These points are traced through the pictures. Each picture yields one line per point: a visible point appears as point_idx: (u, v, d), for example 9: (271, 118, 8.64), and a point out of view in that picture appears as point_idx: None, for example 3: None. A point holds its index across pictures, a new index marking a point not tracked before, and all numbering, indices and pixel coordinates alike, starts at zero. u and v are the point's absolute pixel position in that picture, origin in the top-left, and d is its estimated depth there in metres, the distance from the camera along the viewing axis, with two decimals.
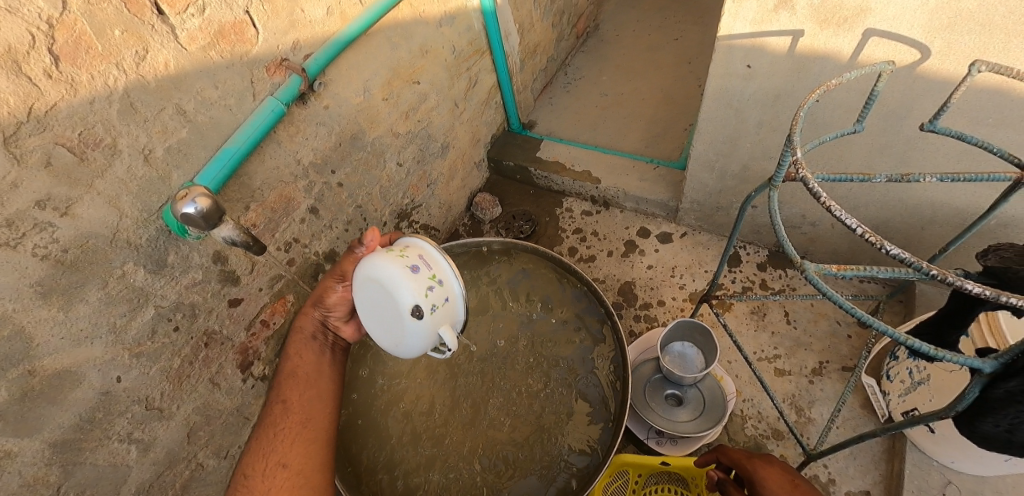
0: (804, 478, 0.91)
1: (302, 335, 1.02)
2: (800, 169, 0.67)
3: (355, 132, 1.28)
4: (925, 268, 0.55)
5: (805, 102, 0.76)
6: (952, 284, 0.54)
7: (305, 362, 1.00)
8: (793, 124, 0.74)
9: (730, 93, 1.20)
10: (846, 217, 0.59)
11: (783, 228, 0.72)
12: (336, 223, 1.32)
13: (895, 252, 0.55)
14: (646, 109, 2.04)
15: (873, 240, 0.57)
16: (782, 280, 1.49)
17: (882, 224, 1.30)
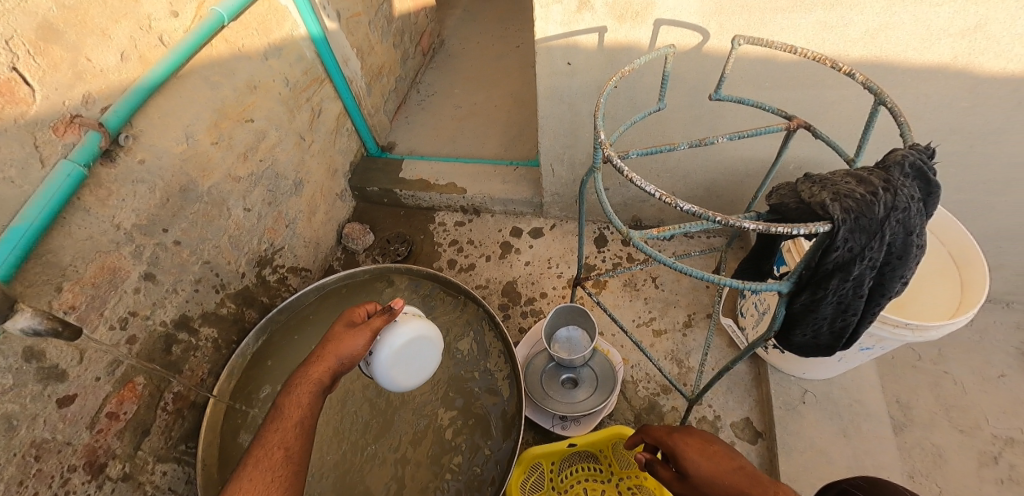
0: (721, 442, 0.86)
1: (317, 377, 0.89)
2: (605, 149, 0.73)
3: (184, 183, 1.17)
4: (712, 217, 0.64)
5: (605, 89, 0.83)
6: (735, 226, 0.63)
7: (294, 413, 0.85)
8: (598, 108, 0.80)
9: (560, 90, 1.29)
10: (645, 185, 0.67)
11: (609, 205, 0.81)
12: (182, 285, 1.20)
13: (687, 208, 0.63)
14: (500, 115, 2.11)
15: (668, 201, 0.65)
16: (645, 250, 1.62)
17: (711, 184, 1.48)
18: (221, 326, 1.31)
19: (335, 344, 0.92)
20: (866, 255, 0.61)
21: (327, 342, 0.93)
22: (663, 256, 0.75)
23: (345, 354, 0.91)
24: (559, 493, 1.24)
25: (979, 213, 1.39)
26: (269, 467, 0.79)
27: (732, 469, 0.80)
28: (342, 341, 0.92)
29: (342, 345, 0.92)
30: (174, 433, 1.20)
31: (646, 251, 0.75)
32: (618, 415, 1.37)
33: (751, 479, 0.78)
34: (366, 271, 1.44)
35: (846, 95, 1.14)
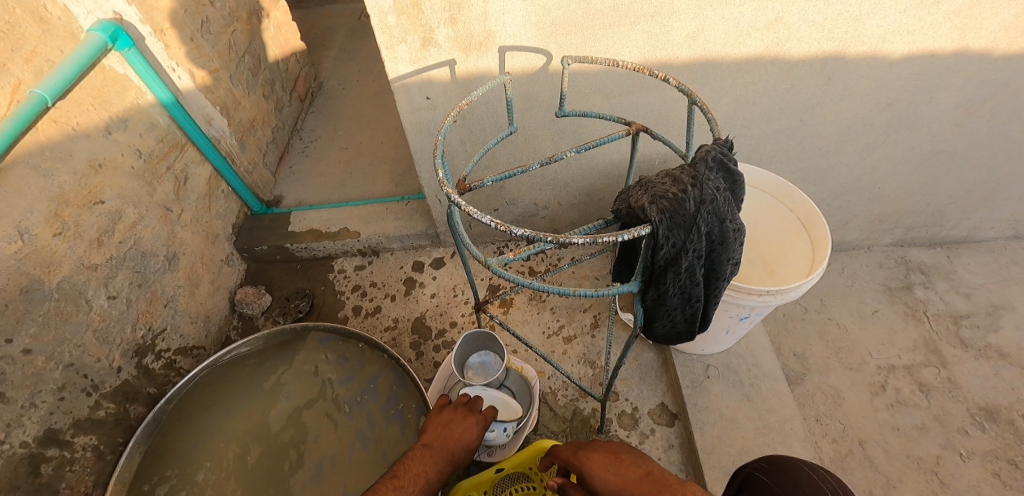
0: (627, 450, 0.91)
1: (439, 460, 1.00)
2: (444, 188, 0.80)
3: (25, 284, 1.06)
4: (546, 238, 0.71)
5: (445, 126, 0.90)
6: (567, 242, 0.71)
7: (418, 485, 0.94)
8: (437, 148, 0.87)
9: (426, 124, 1.31)
10: (482, 217, 0.73)
11: (467, 237, 0.89)
12: (42, 397, 1.08)
13: (519, 233, 0.71)
14: (388, 150, 2.10)
15: (502, 228, 0.72)
16: (544, 261, 1.67)
17: (591, 189, 1.56)
18: (101, 431, 1.20)
19: (458, 431, 1.05)
20: (690, 246, 0.67)
21: (452, 429, 1.05)
22: (523, 278, 0.84)
23: (463, 448, 1.04)
24: None
25: (822, 175, 1.56)
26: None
27: (639, 476, 0.84)
28: (465, 431, 1.06)
29: (465, 435, 1.05)
30: None
31: (506, 276, 0.84)
32: (543, 429, 1.39)
33: (656, 483, 0.81)
34: (261, 339, 1.38)
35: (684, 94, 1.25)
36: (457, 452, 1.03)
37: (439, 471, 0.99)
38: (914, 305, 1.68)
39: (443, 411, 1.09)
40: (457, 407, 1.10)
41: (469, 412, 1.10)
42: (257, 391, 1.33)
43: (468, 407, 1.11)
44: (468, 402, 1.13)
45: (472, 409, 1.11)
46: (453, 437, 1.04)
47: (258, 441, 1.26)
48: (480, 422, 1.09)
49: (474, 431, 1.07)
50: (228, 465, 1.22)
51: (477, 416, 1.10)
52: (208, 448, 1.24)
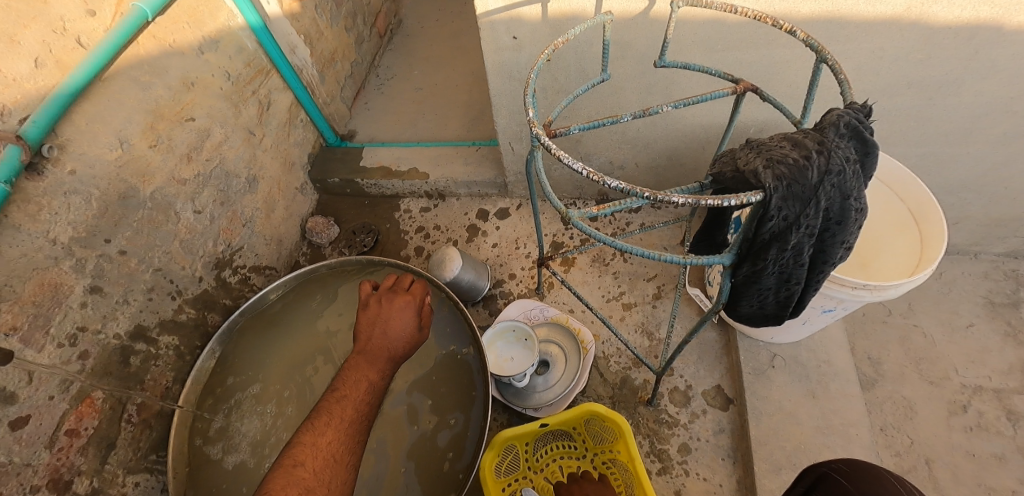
0: None
1: (372, 360, 1.00)
2: (533, 128, 0.75)
3: (122, 191, 1.12)
4: (641, 193, 0.65)
5: (538, 63, 0.84)
6: (664, 201, 0.65)
7: (360, 389, 0.96)
8: (528, 85, 0.81)
9: (509, 66, 1.25)
10: (573, 163, 0.68)
11: (548, 184, 0.83)
12: (133, 295, 1.16)
13: (613, 184, 0.65)
14: (461, 95, 2.05)
15: (596, 179, 0.66)
16: (612, 224, 1.61)
17: (673, 153, 1.46)
18: (182, 333, 1.29)
19: (389, 323, 1.03)
20: (803, 223, 0.62)
21: (382, 325, 1.03)
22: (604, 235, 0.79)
23: (399, 335, 1.03)
24: (534, 471, 1.27)
25: (942, 165, 1.38)
26: (342, 423, 0.90)
27: None
28: (395, 320, 1.04)
29: (396, 323, 1.04)
30: (140, 444, 1.19)
31: (587, 231, 0.79)
32: (591, 392, 1.38)
33: None
34: (328, 266, 1.43)
35: (808, 59, 1.12)
36: (394, 343, 1.02)
37: (383, 371, 1.00)
38: (1018, 324, 1.50)
39: (369, 309, 1.07)
40: (380, 300, 1.08)
41: (394, 300, 1.08)
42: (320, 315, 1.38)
43: (392, 296, 1.09)
44: (393, 290, 1.12)
45: (399, 296, 1.09)
46: (382, 329, 1.03)
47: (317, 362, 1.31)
48: (410, 304, 1.07)
49: (407, 317, 1.05)
50: (289, 378, 1.28)
51: (404, 300, 1.07)
52: (273, 364, 1.31)
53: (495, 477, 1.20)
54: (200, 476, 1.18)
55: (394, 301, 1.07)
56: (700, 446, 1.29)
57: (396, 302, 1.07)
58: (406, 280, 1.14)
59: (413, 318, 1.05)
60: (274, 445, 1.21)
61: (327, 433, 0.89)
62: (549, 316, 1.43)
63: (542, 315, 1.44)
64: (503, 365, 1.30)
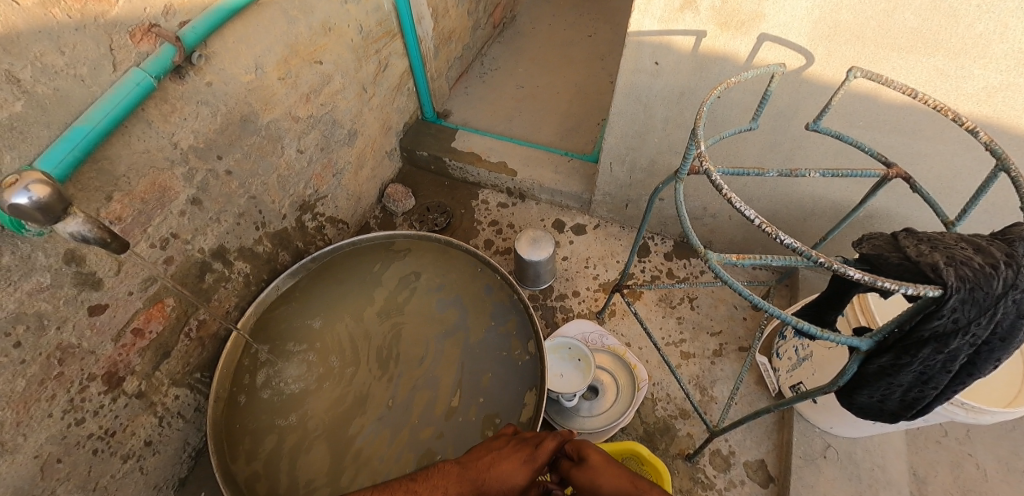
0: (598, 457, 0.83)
1: (454, 480, 0.81)
2: (702, 160, 0.70)
3: (245, 113, 1.14)
4: (813, 256, 0.60)
5: (709, 98, 0.80)
6: (837, 271, 0.59)
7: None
8: (699, 115, 0.77)
9: (640, 89, 1.23)
10: (744, 208, 0.64)
11: (688, 219, 0.78)
12: (225, 216, 1.18)
13: (786, 240, 0.60)
14: (560, 102, 2.05)
15: (769, 231, 0.62)
16: (686, 269, 1.58)
17: (772, 216, 1.42)
18: (255, 263, 1.31)
19: (504, 467, 0.82)
20: (970, 330, 0.60)
21: (494, 463, 0.83)
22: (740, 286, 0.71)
23: (500, 486, 0.80)
24: None
25: None
26: None
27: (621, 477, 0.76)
28: (511, 469, 0.82)
29: (510, 472, 0.81)
30: (190, 361, 1.23)
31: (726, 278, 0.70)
32: (630, 430, 1.34)
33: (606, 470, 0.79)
34: (405, 236, 1.43)
35: (985, 168, 1.07)
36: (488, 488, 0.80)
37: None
38: None
39: (501, 438, 0.91)
40: (516, 440, 0.89)
41: (528, 447, 0.86)
42: (384, 279, 1.37)
43: (529, 441, 0.88)
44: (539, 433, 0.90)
45: (539, 443, 0.86)
46: (490, 468, 0.82)
47: (370, 325, 1.29)
48: (536, 464, 0.83)
49: (523, 468, 0.82)
50: (341, 333, 1.28)
51: (533, 454, 0.84)
52: (330, 315, 1.30)
53: None
54: (241, 406, 1.19)
55: (524, 448, 0.86)
56: None
57: (528, 449, 0.85)
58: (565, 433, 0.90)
59: (524, 478, 0.81)
60: (312, 394, 1.20)
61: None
62: (608, 345, 1.40)
63: (601, 342, 1.41)
64: (553, 379, 1.28)
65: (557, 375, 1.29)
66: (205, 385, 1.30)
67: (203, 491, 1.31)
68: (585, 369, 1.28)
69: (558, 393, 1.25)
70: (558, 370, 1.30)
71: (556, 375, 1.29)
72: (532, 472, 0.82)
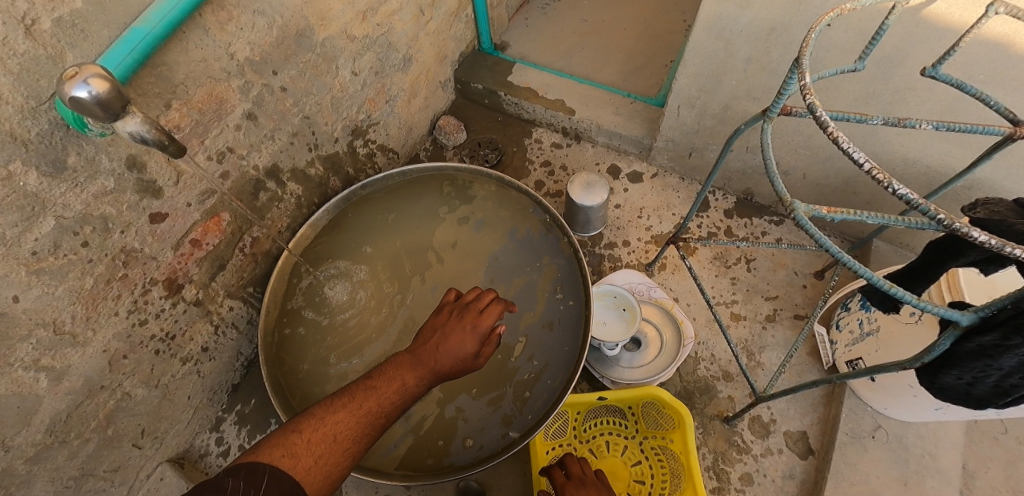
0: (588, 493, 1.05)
1: (409, 364, 0.86)
2: (807, 94, 0.61)
3: (301, 28, 1.10)
4: (934, 213, 0.51)
5: (819, 24, 0.69)
6: (956, 231, 0.51)
7: (393, 389, 0.82)
8: (805, 45, 0.67)
9: (724, 22, 1.10)
10: (855, 150, 0.54)
11: (774, 162, 0.68)
12: (279, 135, 1.17)
13: (902, 192, 0.51)
14: (627, 39, 1.89)
15: (881, 179, 0.53)
16: (747, 228, 1.49)
17: (853, 178, 1.29)
18: (306, 186, 1.32)
19: (453, 337, 0.88)
20: None
21: (443, 335, 0.88)
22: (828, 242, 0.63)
23: (455, 355, 0.86)
24: (580, 442, 1.24)
25: None
26: (358, 416, 0.78)
27: None
28: (459, 337, 0.88)
29: (459, 339, 0.87)
30: (244, 275, 1.27)
31: (813, 233, 0.63)
32: (669, 387, 1.32)
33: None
34: (455, 169, 1.39)
35: None
36: (446, 361, 0.86)
37: (420, 381, 0.85)
38: None
39: (441, 313, 0.94)
40: (455, 311, 0.93)
41: (469, 314, 0.91)
42: (431, 212, 1.35)
43: (467, 309, 0.92)
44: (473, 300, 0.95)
45: (477, 310, 0.92)
46: (438, 342, 0.87)
47: (416, 256, 1.30)
48: (481, 328, 0.89)
49: (469, 339, 0.88)
50: (388, 263, 1.29)
51: (476, 320, 0.90)
52: (378, 244, 1.31)
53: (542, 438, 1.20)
54: (290, 323, 1.23)
55: (469, 318, 0.91)
56: (763, 482, 1.22)
57: (471, 315, 0.91)
58: (495, 293, 0.96)
59: (474, 342, 0.88)
60: (358, 319, 1.23)
61: (331, 418, 0.76)
62: (655, 298, 1.36)
63: (648, 294, 1.36)
64: (596, 326, 1.25)
65: (601, 322, 1.26)
66: (258, 299, 1.35)
67: (254, 397, 1.41)
68: (632, 319, 1.24)
69: (601, 340, 1.22)
70: (602, 318, 1.26)
71: (600, 322, 1.25)
72: (481, 335, 0.89)
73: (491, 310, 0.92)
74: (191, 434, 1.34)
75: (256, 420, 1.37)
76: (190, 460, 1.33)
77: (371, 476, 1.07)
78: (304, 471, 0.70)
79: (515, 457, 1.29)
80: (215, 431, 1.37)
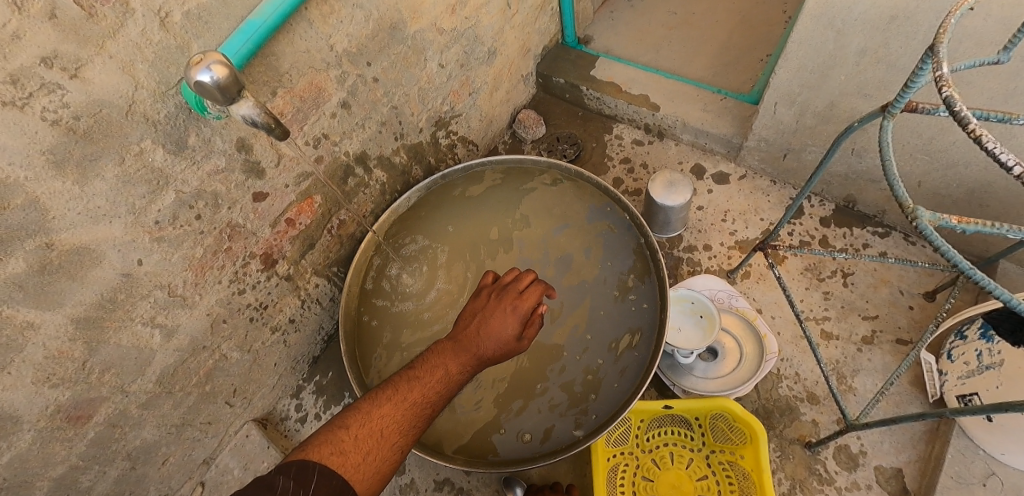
0: None
1: (450, 352, 0.86)
2: (941, 84, 0.59)
3: (395, 21, 1.14)
4: None
5: (959, 9, 0.64)
6: None
7: (437, 379, 0.83)
8: (941, 32, 0.63)
9: (836, 11, 1.00)
10: (1003, 151, 0.52)
11: (895, 166, 0.64)
12: (369, 123, 1.23)
13: None
14: (720, 32, 1.79)
15: None
16: (846, 238, 1.36)
17: (982, 188, 1.14)
18: (391, 173, 1.37)
19: (493, 321, 0.87)
20: None
21: (484, 321, 0.88)
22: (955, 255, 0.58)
23: (496, 339, 0.86)
24: (641, 452, 1.19)
25: None
26: (403, 409, 0.78)
27: None
28: (500, 320, 0.87)
29: (500, 322, 0.87)
30: (330, 255, 1.35)
31: (938, 244, 0.58)
32: (745, 403, 1.24)
33: None
34: (535, 163, 1.40)
35: None
36: (486, 345, 0.86)
37: (464, 368, 0.85)
38: None
39: (480, 297, 0.93)
40: (493, 294, 0.92)
41: (509, 297, 0.90)
42: (508, 204, 1.36)
43: (505, 292, 0.91)
44: (510, 280, 0.94)
45: (516, 291, 0.91)
46: (478, 327, 0.87)
47: (491, 247, 1.32)
48: (522, 309, 0.89)
49: (510, 322, 0.87)
50: (463, 252, 1.32)
51: (516, 302, 0.89)
52: (455, 232, 1.34)
53: (604, 444, 1.16)
54: (369, 303, 1.29)
55: (508, 299, 0.90)
56: None
57: (511, 298, 0.90)
58: (534, 274, 0.94)
59: (516, 325, 0.87)
60: (433, 304, 1.27)
61: (377, 411, 0.77)
62: (736, 307, 1.29)
63: (729, 302, 1.29)
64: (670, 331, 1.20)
65: (676, 328, 1.21)
66: (340, 278, 1.43)
67: (332, 370, 1.49)
68: (710, 328, 1.18)
69: (674, 347, 1.18)
70: (678, 324, 1.22)
71: (675, 328, 1.21)
72: (522, 316, 0.88)
73: (530, 290, 0.91)
74: (275, 398, 1.45)
75: (333, 392, 1.46)
76: (273, 422, 1.45)
77: (433, 456, 1.10)
78: (352, 468, 0.71)
79: (575, 457, 1.28)
80: (296, 397, 1.47)
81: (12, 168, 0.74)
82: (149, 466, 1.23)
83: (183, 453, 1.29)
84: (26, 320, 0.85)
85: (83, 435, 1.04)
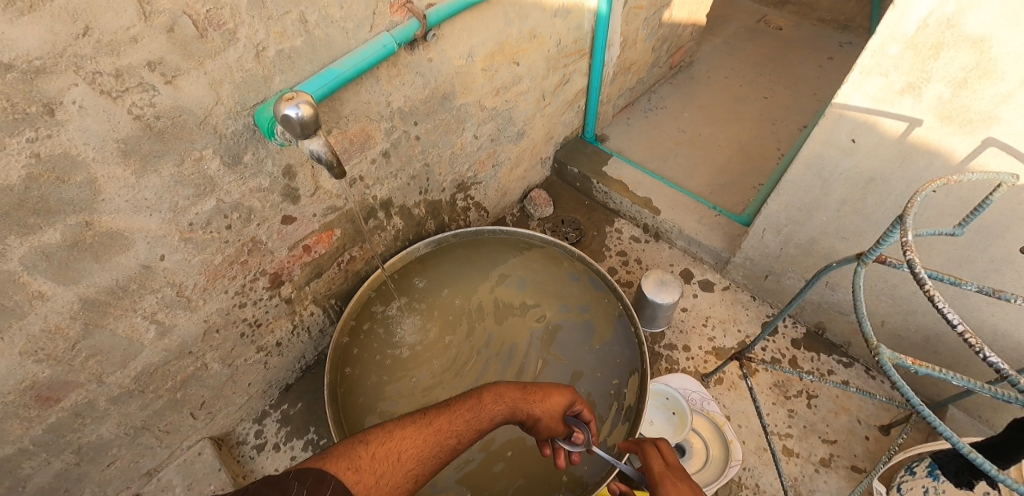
0: None
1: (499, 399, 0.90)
2: (907, 250, 0.71)
3: (447, 92, 1.28)
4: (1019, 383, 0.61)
5: (924, 189, 0.78)
6: None
7: (473, 411, 0.86)
8: (909, 204, 0.77)
9: (826, 163, 1.17)
10: (951, 312, 0.65)
11: (865, 308, 0.75)
12: (401, 174, 1.33)
13: (1000, 364, 0.61)
14: (719, 156, 1.99)
15: (973, 342, 0.63)
16: (813, 362, 1.46)
17: (937, 339, 1.26)
18: (407, 222, 1.46)
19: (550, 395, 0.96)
20: None
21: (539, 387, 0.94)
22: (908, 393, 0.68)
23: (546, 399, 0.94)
24: None
25: None
26: (427, 436, 0.81)
27: None
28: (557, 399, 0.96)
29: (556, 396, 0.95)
30: (332, 287, 1.40)
31: (895, 381, 0.68)
32: None
33: None
34: (541, 240, 1.49)
35: None
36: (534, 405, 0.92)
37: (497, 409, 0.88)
38: None
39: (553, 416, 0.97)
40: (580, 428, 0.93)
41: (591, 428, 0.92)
42: (509, 273, 1.44)
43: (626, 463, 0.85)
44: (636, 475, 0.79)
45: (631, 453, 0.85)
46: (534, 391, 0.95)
47: (486, 310, 1.38)
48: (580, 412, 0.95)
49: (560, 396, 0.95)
50: (460, 310, 1.38)
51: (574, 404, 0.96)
52: (454, 291, 1.41)
53: None
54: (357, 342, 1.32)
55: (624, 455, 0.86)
56: None
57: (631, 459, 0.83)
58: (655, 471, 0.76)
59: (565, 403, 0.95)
60: (421, 355, 1.31)
61: (399, 433, 0.80)
62: (708, 411, 1.35)
63: (701, 405, 1.36)
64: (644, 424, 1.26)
65: None
66: (335, 311, 1.46)
67: (302, 402, 1.48)
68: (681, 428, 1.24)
69: None
70: None
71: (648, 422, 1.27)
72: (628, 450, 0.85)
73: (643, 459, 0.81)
74: (237, 419, 1.42)
75: (298, 424, 1.43)
76: (229, 444, 1.41)
77: None
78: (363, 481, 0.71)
79: None
80: (258, 423, 1.45)
81: (85, 148, 0.80)
82: (94, 466, 1.18)
83: (131, 459, 1.25)
84: (38, 290, 0.87)
85: (44, 418, 1.02)
